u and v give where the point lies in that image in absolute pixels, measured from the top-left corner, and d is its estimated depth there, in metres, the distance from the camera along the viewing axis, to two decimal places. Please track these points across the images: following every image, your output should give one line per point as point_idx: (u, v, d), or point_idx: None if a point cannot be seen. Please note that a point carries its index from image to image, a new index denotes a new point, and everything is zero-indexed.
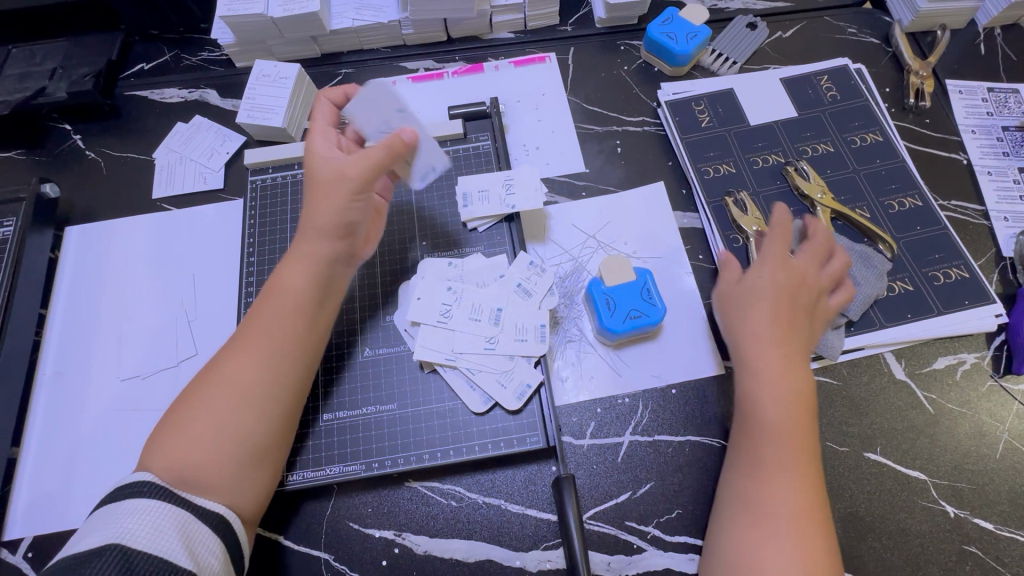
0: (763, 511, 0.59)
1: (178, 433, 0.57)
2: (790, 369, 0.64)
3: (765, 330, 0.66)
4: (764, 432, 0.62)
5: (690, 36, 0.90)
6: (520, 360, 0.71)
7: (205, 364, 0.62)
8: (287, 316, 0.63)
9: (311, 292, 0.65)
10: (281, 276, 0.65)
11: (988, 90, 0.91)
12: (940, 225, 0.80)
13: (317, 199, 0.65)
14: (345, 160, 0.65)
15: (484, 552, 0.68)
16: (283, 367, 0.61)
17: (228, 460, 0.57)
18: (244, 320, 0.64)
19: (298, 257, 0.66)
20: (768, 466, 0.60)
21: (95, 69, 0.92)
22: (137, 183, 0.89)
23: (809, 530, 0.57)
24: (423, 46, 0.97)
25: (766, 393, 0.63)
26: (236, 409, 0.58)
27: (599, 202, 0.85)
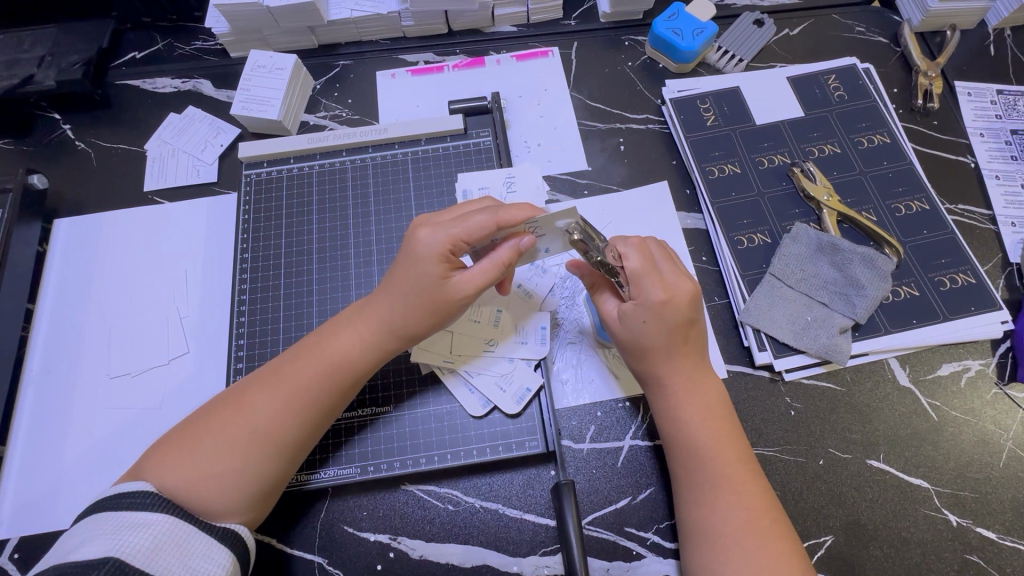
0: (711, 536, 0.58)
1: (195, 456, 0.56)
2: (694, 386, 0.64)
3: (660, 367, 0.64)
4: (689, 455, 0.62)
5: (696, 33, 0.88)
6: (519, 363, 0.70)
7: (236, 391, 0.61)
8: (331, 380, 0.61)
9: (364, 366, 0.63)
10: (335, 336, 0.63)
11: (997, 93, 0.90)
12: (947, 230, 0.79)
13: (417, 313, 0.62)
14: (467, 289, 0.61)
15: (481, 557, 0.66)
16: (312, 423, 0.60)
17: (239, 498, 0.56)
18: (285, 357, 0.63)
19: (358, 326, 0.63)
20: (705, 490, 0.60)
21: (85, 57, 0.89)
22: (128, 175, 0.87)
23: (769, 541, 0.56)
24: (424, 39, 0.95)
25: (680, 418, 0.63)
26: (256, 457, 0.57)
27: (601, 201, 0.84)
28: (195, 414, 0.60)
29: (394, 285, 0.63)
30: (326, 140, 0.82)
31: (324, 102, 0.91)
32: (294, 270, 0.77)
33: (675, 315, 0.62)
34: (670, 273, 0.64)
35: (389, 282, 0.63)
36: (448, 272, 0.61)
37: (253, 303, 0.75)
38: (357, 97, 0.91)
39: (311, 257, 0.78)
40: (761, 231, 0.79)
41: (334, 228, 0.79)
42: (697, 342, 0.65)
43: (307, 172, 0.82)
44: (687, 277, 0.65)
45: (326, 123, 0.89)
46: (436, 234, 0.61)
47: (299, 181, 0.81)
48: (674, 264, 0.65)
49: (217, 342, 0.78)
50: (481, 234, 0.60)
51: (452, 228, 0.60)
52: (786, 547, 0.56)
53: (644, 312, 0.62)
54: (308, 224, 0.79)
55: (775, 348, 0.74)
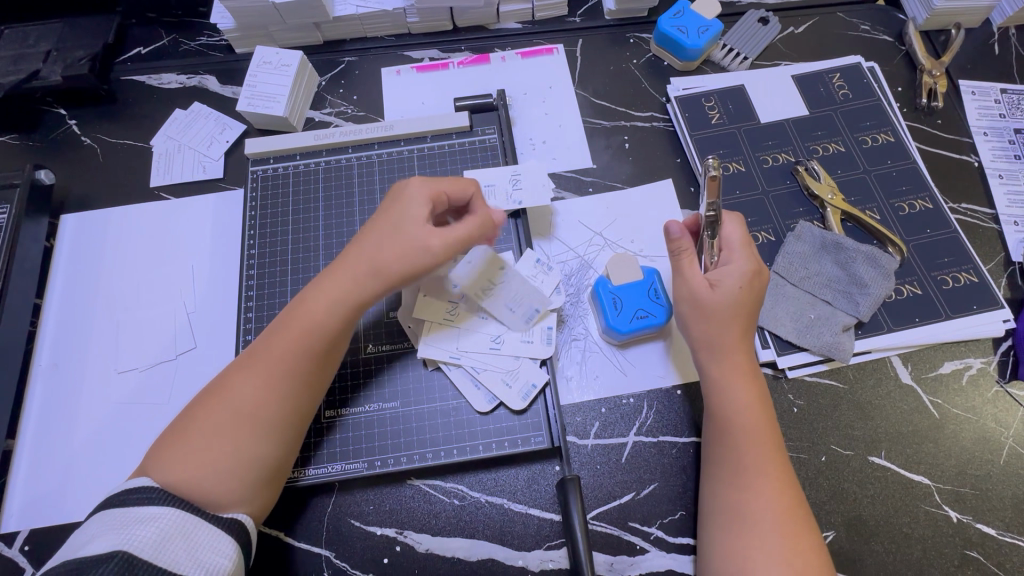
0: (746, 519, 0.58)
1: (185, 451, 0.56)
2: (750, 374, 0.65)
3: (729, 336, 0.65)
4: (739, 438, 0.62)
5: (701, 31, 0.88)
6: (525, 360, 0.70)
7: (216, 381, 0.61)
8: (308, 347, 0.61)
9: (340, 325, 0.63)
10: (306, 306, 0.63)
11: (1002, 92, 0.90)
12: (950, 228, 0.79)
13: (391, 264, 0.63)
14: (438, 238, 0.63)
15: (487, 551, 0.67)
16: (294, 392, 0.60)
17: (237, 481, 0.57)
18: (261, 338, 0.63)
19: (328, 290, 0.63)
20: (745, 473, 0.60)
21: (90, 52, 0.90)
22: (134, 171, 0.87)
23: (799, 532, 0.57)
24: (429, 35, 0.95)
25: (735, 400, 0.63)
26: (245, 436, 0.58)
27: (606, 199, 0.84)
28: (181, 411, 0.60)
29: (364, 250, 0.64)
30: (332, 136, 0.82)
31: (329, 98, 0.91)
32: (301, 266, 0.77)
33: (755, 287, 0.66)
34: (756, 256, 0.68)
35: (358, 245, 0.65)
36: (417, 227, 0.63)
37: (259, 298, 0.76)
38: (362, 93, 0.92)
39: (317, 253, 0.78)
40: (765, 229, 0.80)
41: (340, 225, 0.79)
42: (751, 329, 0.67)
43: (313, 168, 0.82)
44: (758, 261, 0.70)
45: (331, 119, 0.89)
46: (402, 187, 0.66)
47: (305, 178, 0.82)
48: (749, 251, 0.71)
49: (223, 337, 0.78)
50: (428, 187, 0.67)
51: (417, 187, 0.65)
52: (814, 543, 0.57)
53: (742, 277, 0.66)
54: (314, 220, 0.80)
55: (778, 345, 0.74)
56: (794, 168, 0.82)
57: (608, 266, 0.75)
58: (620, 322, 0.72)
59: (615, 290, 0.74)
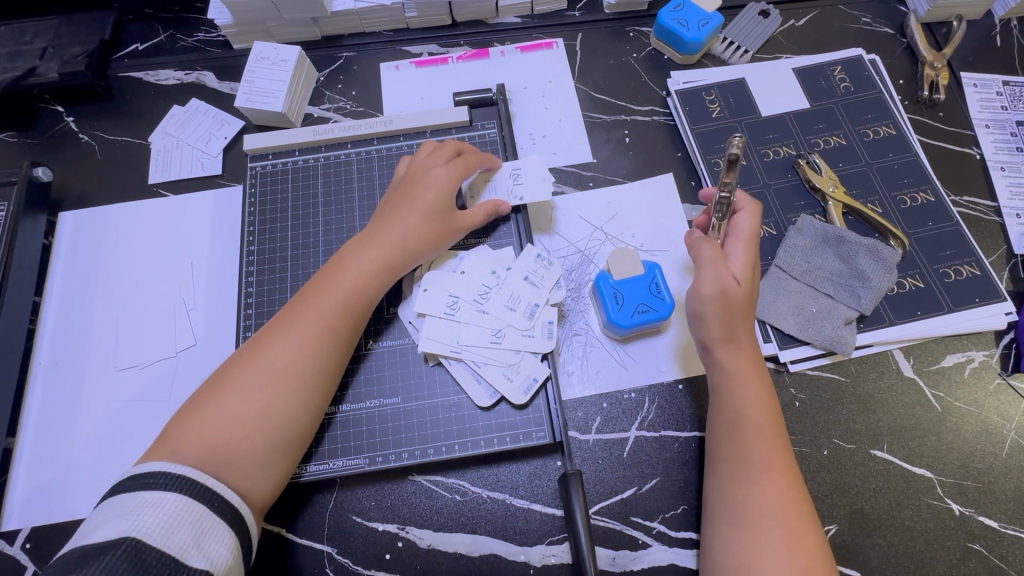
0: (753, 515, 0.58)
1: (218, 406, 0.58)
2: (756, 371, 0.65)
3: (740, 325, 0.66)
4: (746, 432, 0.62)
5: (702, 24, 0.88)
6: (527, 355, 0.70)
7: (253, 340, 0.64)
8: (343, 308, 0.65)
9: (373, 291, 0.67)
10: (341, 272, 0.67)
11: (1004, 84, 0.90)
12: (952, 221, 0.79)
13: (425, 234, 0.70)
14: (466, 220, 0.72)
15: (489, 546, 0.67)
16: (328, 352, 0.63)
17: (268, 437, 0.59)
18: (295, 301, 0.66)
19: (362, 257, 0.68)
20: (751, 470, 0.60)
21: (87, 48, 0.89)
22: (132, 168, 0.87)
23: (804, 528, 0.57)
24: (427, 30, 0.95)
25: (744, 397, 0.63)
26: (278, 392, 0.60)
27: (607, 193, 0.84)
28: (214, 373, 0.62)
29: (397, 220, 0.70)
30: (331, 132, 0.82)
31: (328, 94, 0.90)
32: (301, 262, 0.77)
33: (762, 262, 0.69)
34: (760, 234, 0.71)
35: (389, 218, 0.70)
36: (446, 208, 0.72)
37: (259, 294, 0.76)
38: (361, 89, 0.91)
39: (316, 249, 0.78)
40: (767, 223, 0.80)
41: (340, 221, 0.79)
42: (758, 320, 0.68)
43: (312, 164, 0.82)
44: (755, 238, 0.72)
45: (330, 115, 0.89)
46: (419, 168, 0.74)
47: (304, 173, 0.81)
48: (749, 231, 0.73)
49: (224, 334, 0.78)
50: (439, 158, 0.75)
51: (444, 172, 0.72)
52: (818, 540, 0.57)
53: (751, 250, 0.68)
54: (314, 216, 0.79)
55: (780, 339, 0.74)
56: (795, 161, 0.82)
57: (609, 261, 0.75)
58: (621, 317, 0.72)
59: (616, 285, 0.73)
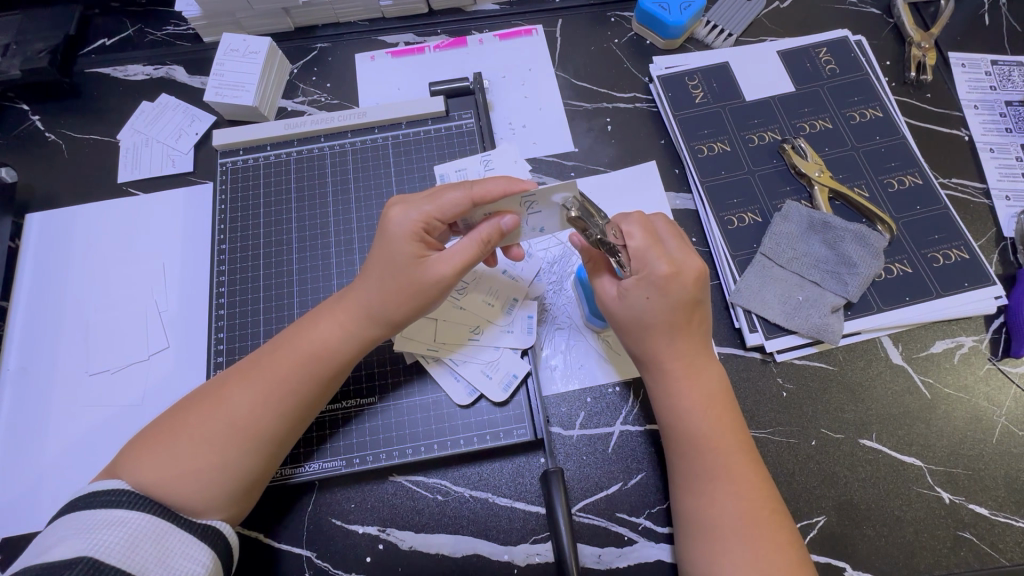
0: (708, 525, 0.56)
1: (169, 452, 0.54)
2: (704, 374, 0.62)
3: (667, 347, 0.61)
4: (690, 441, 0.60)
5: (684, 7, 0.85)
6: (506, 351, 0.69)
7: (214, 384, 0.59)
8: (309, 362, 0.60)
9: (346, 354, 0.61)
10: (314, 326, 0.61)
11: (992, 63, 0.88)
12: (940, 205, 0.77)
13: (389, 282, 0.60)
14: (443, 266, 0.59)
15: (472, 547, 0.66)
16: (291, 415, 0.59)
17: (216, 492, 0.54)
18: (263, 349, 0.61)
19: (336, 310, 0.61)
20: (701, 478, 0.58)
21: (51, 44, 0.86)
22: (100, 166, 0.84)
23: (767, 532, 0.55)
24: (403, 19, 0.92)
25: (684, 404, 0.60)
26: (235, 449, 0.56)
27: (588, 183, 0.82)
28: (172, 409, 0.59)
29: (370, 266, 0.61)
30: (304, 125, 0.79)
31: (302, 86, 0.88)
32: (275, 261, 0.75)
33: (683, 295, 0.60)
34: (677, 250, 0.61)
35: (367, 269, 0.62)
36: (423, 251, 0.60)
37: (233, 294, 0.74)
38: (335, 80, 0.89)
39: (290, 247, 0.76)
40: (752, 210, 0.78)
41: (314, 218, 0.77)
42: (699, 326, 0.62)
43: (285, 159, 0.80)
44: (694, 254, 0.61)
45: (304, 109, 0.87)
46: (408, 214, 0.60)
47: (277, 169, 0.79)
48: (681, 239, 0.63)
49: (197, 335, 0.76)
50: (456, 212, 0.59)
51: (424, 206, 0.59)
52: (786, 540, 0.55)
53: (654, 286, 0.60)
54: (287, 214, 0.77)
55: (766, 329, 0.73)
56: (781, 145, 0.80)
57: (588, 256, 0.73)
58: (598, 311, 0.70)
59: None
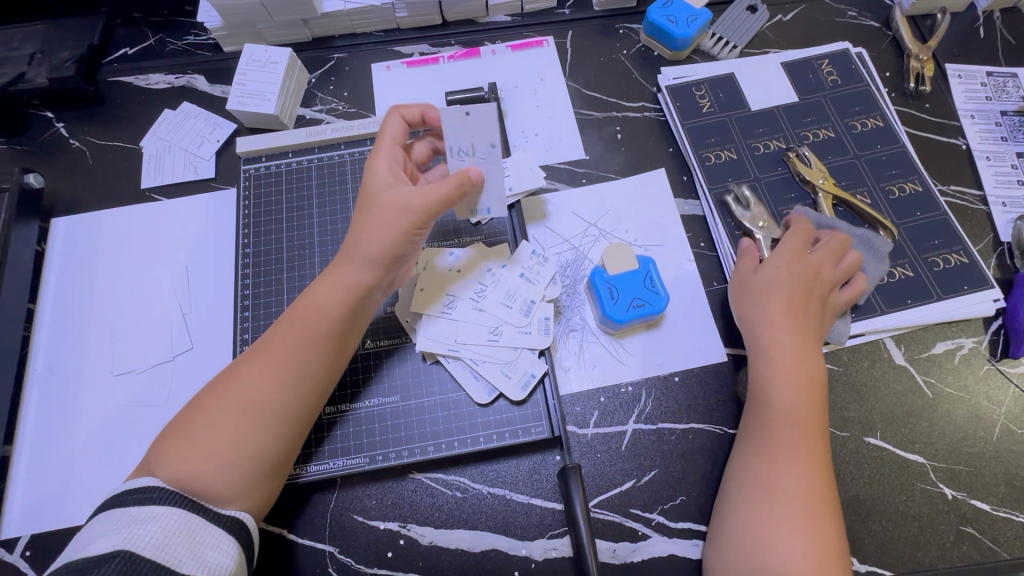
0: (774, 490, 0.59)
1: (188, 441, 0.56)
2: (805, 360, 0.66)
3: (780, 318, 0.67)
4: (779, 414, 0.63)
5: (690, 20, 0.88)
6: (524, 351, 0.71)
7: (224, 372, 0.62)
8: (308, 330, 0.62)
9: (343, 318, 0.63)
10: (311, 294, 0.64)
11: (988, 75, 0.91)
12: (939, 210, 0.80)
13: (378, 231, 0.63)
14: (418, 194, 0.63)
15: (490, 542, 0.68)
16: (302, 384, 0.60)
17: (233, 472, 0.56)
18: (268, 331, 0.63)
19: (333, 276, 0.64)
20: (780, 448, 0.61)
21: (76, 53, 0.89)
22: (123, 172, 0.86)
23: (820, 513, 0.58)
24: (418, 30, 0.95)
25: (778, 378, 0.65)
26: (246, 425, 0.57)
27: (600, 190, 0.84)
28: (190, 404, 0.61)
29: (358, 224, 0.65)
30: (324, 133, 0.82)
31: (320, 95, 0.90)
32: (296, 264, 0.77)
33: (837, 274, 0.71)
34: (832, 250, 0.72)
35: (356, 227, 0.65)
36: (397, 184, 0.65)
37: (256, 296, 0.76)
38: (352, 90, 0.91)
39: (311, 251, 0.78)
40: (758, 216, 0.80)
41: (334, 222, 0.79)
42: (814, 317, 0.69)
43: (305, 165, 0.82)
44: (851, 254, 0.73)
45: (322, 117, 0.89)
46: (382, 163, 0.66)
47: (298, 175, 0.81)
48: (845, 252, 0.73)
49: (220, 336, 0.78)
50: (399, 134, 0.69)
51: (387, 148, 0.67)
52: (834, 527, 0.58)
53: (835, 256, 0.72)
54: (308, 218, 0.79)
55: None
56: (786, 153, 0.83)
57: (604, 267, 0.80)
58: (617, 311, 0.72)
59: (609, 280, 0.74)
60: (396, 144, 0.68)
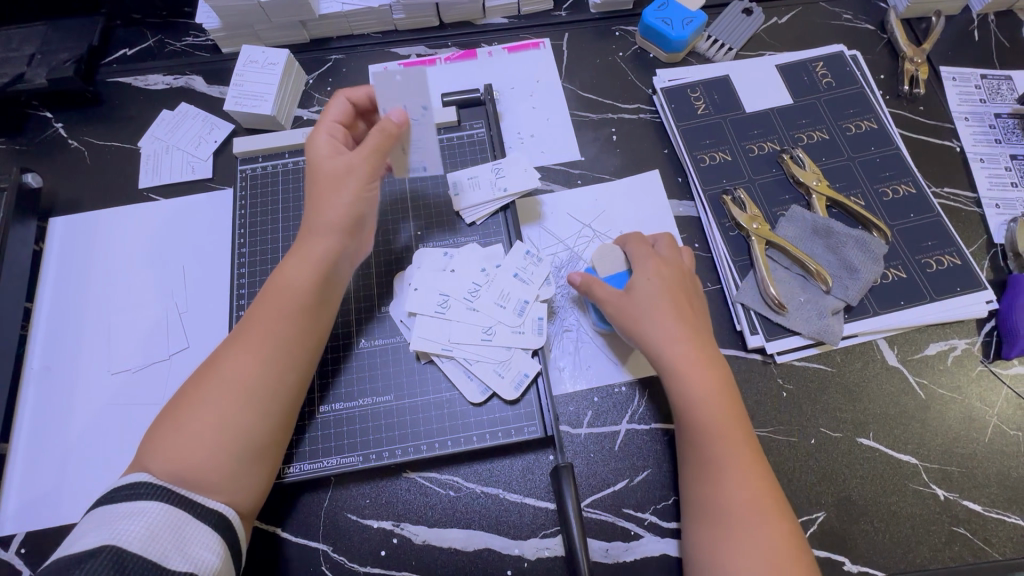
0: (718, 512, 0.59)
1: (176, 430, 0.57)
2: (716, 366, 0.64)
3: (676, 330, 0.65)
4: (705, 431, 0.61)
5: (686, 22, 0.89)
6: (517, 351, 0.71)
7: (208, 358, 0.62)
8: (284, 306, 0.63)
9: (316, 289, 0.64)
10: (283, 274, 0.64)
11: (982, 77, 0.91)
12: (933, 212, 0.80)
13: (339, 202, 0.65)
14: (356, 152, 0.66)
15: (483, 541, 0.68)
16: (279, 356, 0.61)
17: (222, 454, 0.57)
18: (248, 312, 0.64)
19: (303, 252, 0.65)
20: (713, 466, 0.60)
21: (75, 54, 0.89)
22: (121, 172, 0.87)
23: (771, 523, 0.57)
24: (415, 32, 0.96)
25: (694, 393, 0.63)
26: (231, 403, 0.58)
27: (594, 191, 0.85)
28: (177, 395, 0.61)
29: (317, 197, 0.66)
30: None
31: (317, 96, 0.91)
32: None
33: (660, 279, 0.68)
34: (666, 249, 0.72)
35: (316, 199, 0.66)
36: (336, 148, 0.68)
37: (252, 295, 0.76)
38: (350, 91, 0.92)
39: None
40: None
41: None
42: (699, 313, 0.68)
43: (302, 166, 0.82)
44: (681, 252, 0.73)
45: (319, 118, 0.90)
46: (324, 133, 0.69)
47: (294, 175, 0.82)
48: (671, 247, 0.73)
49: (216, 335, 0.78)
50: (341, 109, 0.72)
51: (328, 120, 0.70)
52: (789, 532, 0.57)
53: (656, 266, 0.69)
54: (304, 218, 0.80)
55: (767, 331, 0.75)
56: (780, 155, 0.83)
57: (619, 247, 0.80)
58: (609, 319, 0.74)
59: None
60: (337, 119, 0.71)
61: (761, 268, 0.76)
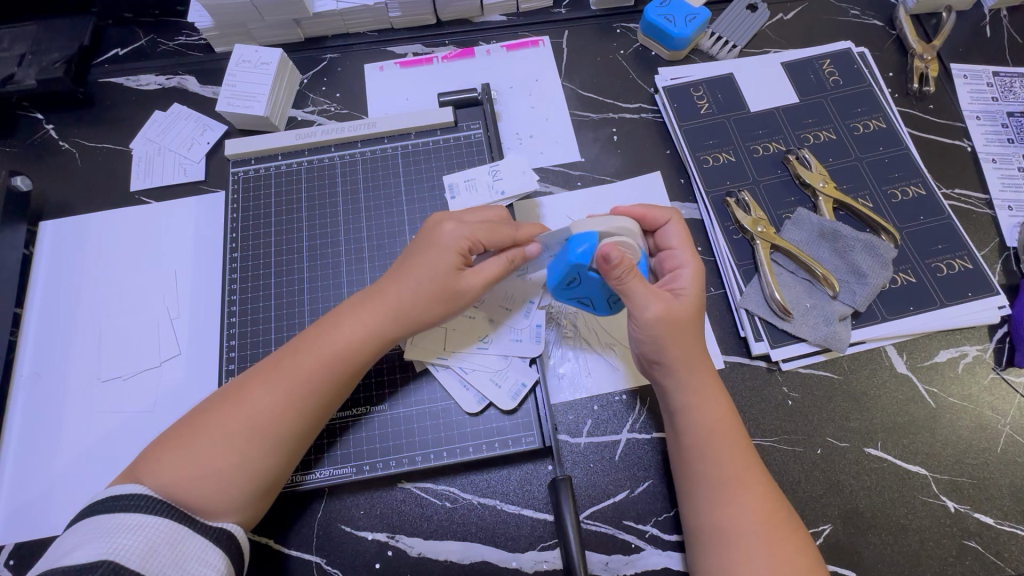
0: (731, 534, 0.56)
1: (191, 456, 0.55)
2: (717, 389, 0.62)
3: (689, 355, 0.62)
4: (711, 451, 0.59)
5: (688, 19, 0.86)
6: (514, 361, 0.69)
7: (233, 384, 0.60)
8: (325, 363, 0.60)
9: (365, 351, 0.62)
10: (336, 326, 0.62)
11: (994, 75, 0.89)
12: (943, 215, 0.78)
13: (419, 288, 0.62)
14: (477, 281, 0.63)
15: (480, 554, 0.66)
16: (312, 410, 0.60)
17: (237, 493, 0.55)
18: (286, 347, 0.62)
19: (358, 313, 0.62)
20: (727, 486, 0.58)
21: (66, 54, 0.88)
22: (112, 175, 0.85)
23: (783, 541, 0.55)
24: (412, 30, 0.93)
25: (708, 414, 0.61)
26: (256, 449, 0.57)
27: (594, 193, 0.83)
28: (192, 411, 0.59)
29: (404, 268, 0.63)
30: (314, 135, 0.80)
31: (312, 96, 0.89)
32: (284, 270, 0.76)
33: (686, 309, 0.62)
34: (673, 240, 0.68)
35: (399, 269, 0.64)
36: (461, 266, 0.63)
37: (244, 301, 0.75)
38: (345, 90, 0.90)
39: (301, 255, 0.77)
40: None
41: (323, 226, 0.78)
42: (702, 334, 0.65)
43: (295, 168, 0.81)
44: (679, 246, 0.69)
45: (314, 118, 0.88)
46: (459, 230, 0.63)
47: (287, 178, 0.80)
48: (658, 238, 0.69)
49: (209, 340, 0.77)
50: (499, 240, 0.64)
51: (477, 228, 0.63)
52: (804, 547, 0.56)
53: (687, 288, 0.63)
54: (298, 221, 0.78)
55: (772, 337, 0.73)
56: (785, 155, 0.81)
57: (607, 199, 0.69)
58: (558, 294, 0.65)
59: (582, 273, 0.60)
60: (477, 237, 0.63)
61: (766, 274, 0.74)
